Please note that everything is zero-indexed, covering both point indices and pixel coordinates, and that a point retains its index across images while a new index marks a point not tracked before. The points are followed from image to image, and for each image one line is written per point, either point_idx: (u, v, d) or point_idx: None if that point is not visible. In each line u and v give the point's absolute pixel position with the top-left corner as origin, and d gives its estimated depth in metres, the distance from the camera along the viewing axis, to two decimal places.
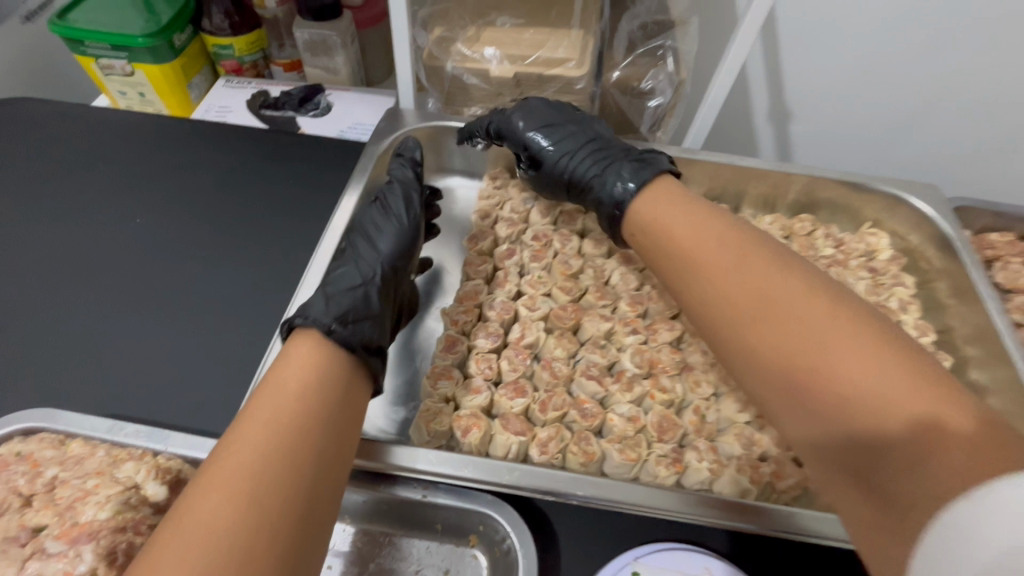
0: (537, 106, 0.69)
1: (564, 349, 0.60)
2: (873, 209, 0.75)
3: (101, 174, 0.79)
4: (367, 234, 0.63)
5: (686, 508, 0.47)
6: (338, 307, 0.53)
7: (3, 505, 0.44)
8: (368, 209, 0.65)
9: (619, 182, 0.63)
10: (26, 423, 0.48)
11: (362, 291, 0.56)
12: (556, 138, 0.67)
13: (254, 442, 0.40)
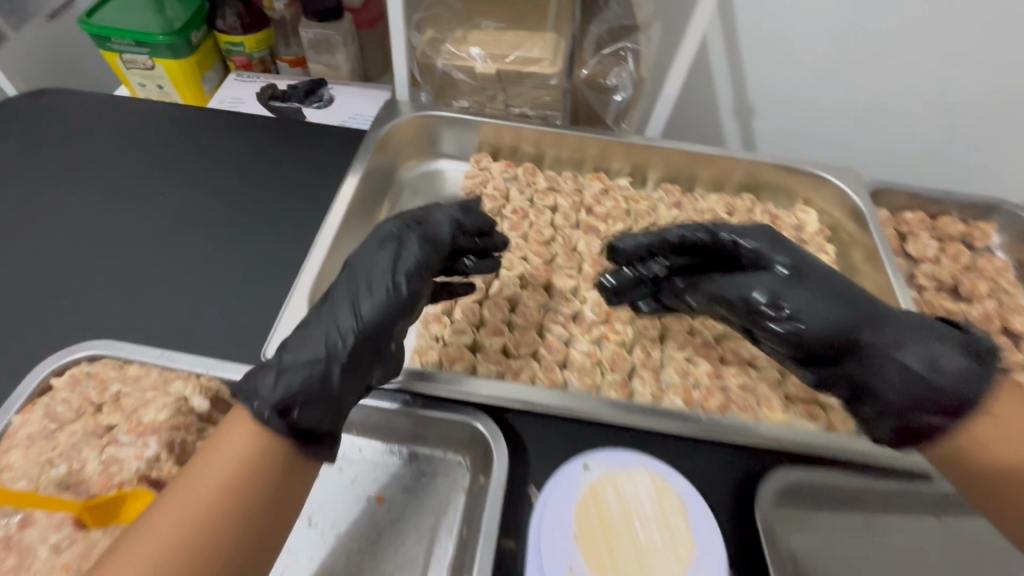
0: (764, 230, 0.60)
1: (536, 301, 0.72)
2: (803, 189, 0.88)
3: (129, 154, 0.88)
4: (347, 287, 0.55)
5: (625, 414, 0.61)
6: (285, 384, 0.48)
7: (79, 409, 0.54)
8: (360, 260, 0.57)
9: (933, 349, 0.50)
10: (92, 351, 0.59)
11: (316, 367, 0.49)
12: (798, 262, 0.57)
13: (163, 538, 0.40)
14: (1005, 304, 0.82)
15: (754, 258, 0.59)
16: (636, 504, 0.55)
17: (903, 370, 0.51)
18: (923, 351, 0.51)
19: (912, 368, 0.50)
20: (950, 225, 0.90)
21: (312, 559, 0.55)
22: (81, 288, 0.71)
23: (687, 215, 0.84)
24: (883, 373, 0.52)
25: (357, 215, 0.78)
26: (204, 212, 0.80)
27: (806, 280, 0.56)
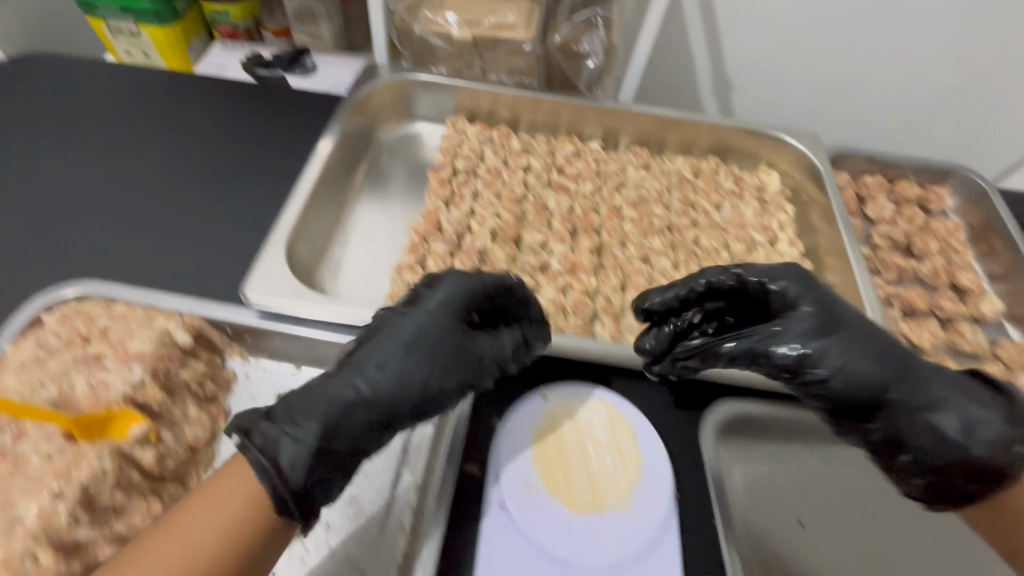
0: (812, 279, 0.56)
1: (505, 253, 0.75)
2: (766, 152, 0.91)
3: (106, 110, 0.89)
4: (379, 344, 0.52)
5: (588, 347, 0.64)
6: (292, 429, 0.46)
7: (68, 340, 0.58)
8: (396, 316, 0.54)
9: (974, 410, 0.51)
10: (80, 289, 0.62)
11: (332, 421, 0.47)
12: (847, 324, 0.54)
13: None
14: (953, 262, 0.87)
15: (782, 301, 0.56)
16: (589, 431, 0.60)
17: (933, 428, 0.51)
18: (961, 407, 0.52)
19: (945, 425, 0.51)
20: (907, 188, 0.94)
21: None
22: (63, 235, 0.73)
23: (654, 176, 0.88)
24: (926, 432, 0.52)
25: (336, 172, 0.81)
26: (182, 171, 0.82)
27: (829, 331, 0.53)
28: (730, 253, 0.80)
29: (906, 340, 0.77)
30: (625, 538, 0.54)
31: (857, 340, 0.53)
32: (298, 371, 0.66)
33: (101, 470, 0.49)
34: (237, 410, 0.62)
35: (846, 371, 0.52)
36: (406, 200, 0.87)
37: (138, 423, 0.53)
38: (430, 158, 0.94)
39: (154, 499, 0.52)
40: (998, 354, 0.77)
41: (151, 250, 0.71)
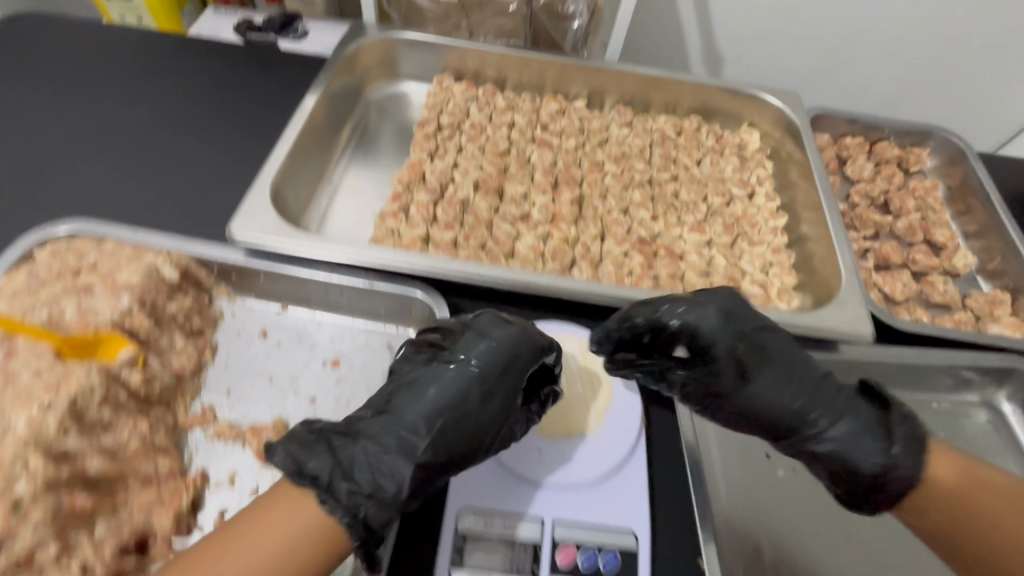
0: (733, 302, 0.57)
1: (487, 202, 0.77)
2: (748, 112, 0.92)
3: (93, 63, 0.90)
4: (438, 387, 0.52)
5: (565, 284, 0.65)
6: (368, 478, 0.47)
7: (58, 273, 0.60)
8: (453, 360, 0.54)
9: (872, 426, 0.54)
10: (71, 227, 0.64)
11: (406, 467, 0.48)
12: (765, 348, 0.55)
13: None
14: (930, 219, 0.88)
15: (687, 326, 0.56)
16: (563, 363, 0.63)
17: (842, 450, 0.54)
18: (864, 426, 0.54)
19: (847, 446, 0.54)
20: (887, 149, 0.95)
21: (275, 407, 0.61)
22: (50, 177, 0.74)
23: (637, 133, 0.89)
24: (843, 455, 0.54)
25: (322, 125, 0.83)
26: (168, 117, 0.82)
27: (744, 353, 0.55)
28: (709, 206, 0.82)
29: (878, 291, 0.79)
30: (598, 457, 0.57)
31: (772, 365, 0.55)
32: (283, 311, 0.68)
33: (89, 385, 0.51)
34: (224, 345, 0.65)
35: (755, 395, 0.55)
36: (390, 156, 0.89)
37: (126, 348, 0.56)
38: (415, 118, 0.96)
39: (141, 418, 0.54)
40: (967, 305, 0.79)
41: (139, 194, 0.73)
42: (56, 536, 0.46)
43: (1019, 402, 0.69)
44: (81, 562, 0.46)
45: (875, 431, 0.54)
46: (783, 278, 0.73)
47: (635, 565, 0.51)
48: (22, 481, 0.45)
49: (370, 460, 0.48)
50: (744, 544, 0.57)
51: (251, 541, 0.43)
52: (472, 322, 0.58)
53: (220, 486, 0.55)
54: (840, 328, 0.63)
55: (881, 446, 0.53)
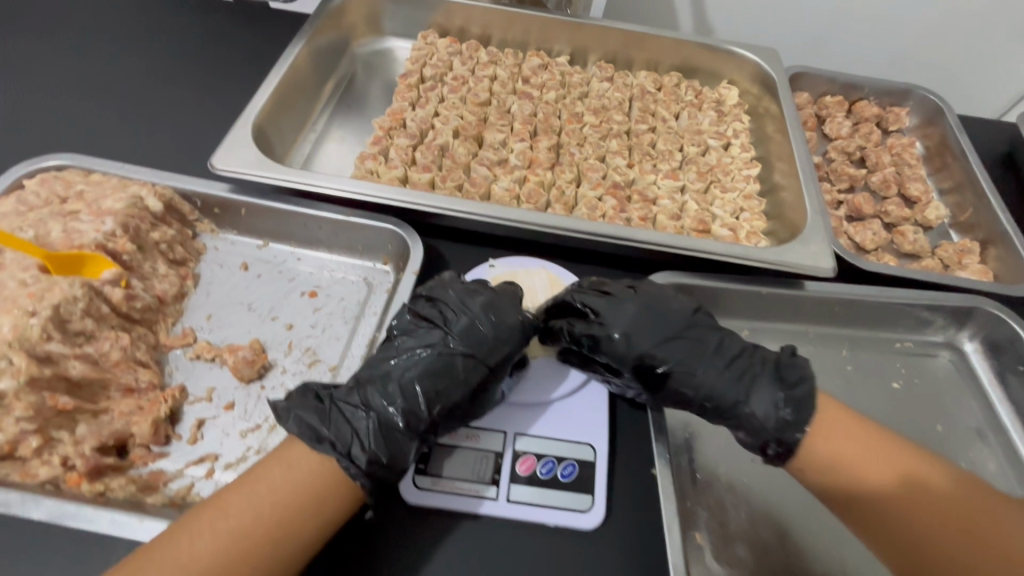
0: (637, 308, 0.57)
1: (466, 148, 0.79)
2: (729, 68, 0.93)
3: (83, 8, 0.90)
4: (434, 362, 0.53)
5: (542, 220, 0.65)
6: (382, 448, 0.48)
7: (47, 200, 0.62)
8: (448, 336, 0.54)
9: (775, 394, 0.53)
10: (60, 160, 0.67)
11: (408, 440, 0.49)
12: (667, 354, 0.55)
13: (256, 506, 0.43)
14: (904, 174, 0.90)
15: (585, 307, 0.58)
16: (531, 295, 0.66)
17: (745, 430, 0.54)
18: (761, 409, 0.53)
19: (748, 426, 0.54)
20: (866, 108, 0.96)
21: (252, 332, 0.63)
22: (39, 115, 0.75)
23: (617, 87, 0.90)
24: (756, 420, 0.53)
25: (306, 72, 0.84)
26: (155, 62, 0.84)
27: (648, 327, 0.56)
28: (684, 156, 0.83)
29: (849, 240, 0.82)
30: (566, 378, 0.60)
31: (675, 338, 0.56)
32: (264, 247, 0.70)
33: (73, 296, 0.53)
34: (206, 275, 0.67)
35: (667, 391, 0.56)
36: (372, 106, 0.91)
37: (110, 268, 0.58)
38: (399, 71, 0.97)
39: (123, 333, 0.57)
40: (937, 254, 0.81)
41: (128, 134, 0.75)
42: (39, 431, 0.49)
43: (981, 340, 0.71)
44: (62, 457, 0.49)
45: (769, 411, 0.53)
46: (752, 222, 0.75)
47: (591, 475, 0.54)
48: (6, 377, 0.48)
49: (381, 429, 0.48)
50: (704, 466, 0.58)
51: (293, 481, 0.45)
52: (472, 296, 0.56)
53: (198, 400, 0.58)
54: (803, 264, 0.64)
55: (777, 426, 0.53)
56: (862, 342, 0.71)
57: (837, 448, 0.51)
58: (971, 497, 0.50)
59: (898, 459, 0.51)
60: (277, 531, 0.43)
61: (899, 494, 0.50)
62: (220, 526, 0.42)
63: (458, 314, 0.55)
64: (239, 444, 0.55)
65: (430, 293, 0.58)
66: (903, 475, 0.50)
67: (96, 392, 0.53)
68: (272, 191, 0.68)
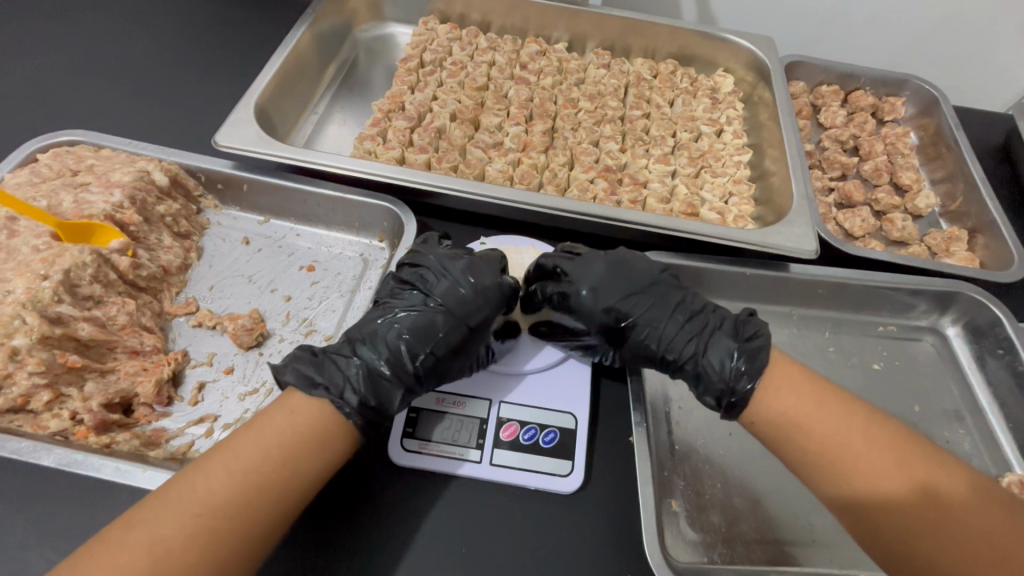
0: (605, 267, 0.61)
1: (462, 131, 0.81)
2: (725, 56, 0.94)
3: None
4: (419, 319, 0.56)
5: (535, 200, 0.67)
6: (371, 392, 0.51)
7: (59, 172, 0.65)
8: (431, 298, 0.57)
9: (727, 345, 0.56)
10: (72, 136, 0.70)
11: (396, 388, 0.52)
12: (630, 309, 0.59)
13: (265, 445, 0.46)
14: (897, 163, 0.90)
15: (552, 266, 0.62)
16: (519, 270, 0.68)
17: (700, 380, 0.57)
18: (717, 359, 0.56)
19: (704, 376, 0.56)
20: (861, 98, 0.97)
21: (251, 302, 0.66)
22: (52, 93, 0.78)
23: (613, 73, 0.91)
24: (711, 369, 0.56)
25: (308, 55, 0.86)
26: (164, 44, 0.86)
27: (614, 284, 0.60)
28: (677, 142, 0.85)
29: (838, 226, 0.84)
30: (550, 351, 0.62)
31: (640, 295, 0.60)
32: (265, 223, 0.73)
33: (82, 261, 0.56)
34: (209, 248, 0.70)
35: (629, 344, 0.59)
36: (372, 89, 0.93)
37: (118, 238, 0.61)
38: (399, 55, 0.99)
39: (130, 299, 0.60)
40: (925, 241, 0.82)
41: (136, 112, 0.78)
42: (49, 386, 0.52)
43: (963, 325, 0.72)
44: (71, 412, 0.52)
45: (724, 360, 0.56)
46: (741, 207, 0.77)
47: (572, 442, 0.56)
48: (20, 335, 0.51)
49: (370, 376, 0.52)
50: (681, 438, 0.60)
51: (298, 424, 0.47)
52: (454, 260, 0.59)
53: (199, 364, 0.61)
54: (785, 245, 0.66)
55: (729, 373, 0.55)
56: (844, 324, 0.73)
57: (827, 438, 0.51)
58: (967, 502, 0.48)
59: (914, 466, 0.49)
60: (286, 468, 0.45)
61: (919, 504, 0.48)
62: (233, 465, 0.44)
63: (440, 278, 0.58)
64: (237, 406, 0.58)
65: (410, 258, 0.61)
66: (919, 483, 0.48)
67: (103, 352, 0.57)
68: (273, 168, 0.71)
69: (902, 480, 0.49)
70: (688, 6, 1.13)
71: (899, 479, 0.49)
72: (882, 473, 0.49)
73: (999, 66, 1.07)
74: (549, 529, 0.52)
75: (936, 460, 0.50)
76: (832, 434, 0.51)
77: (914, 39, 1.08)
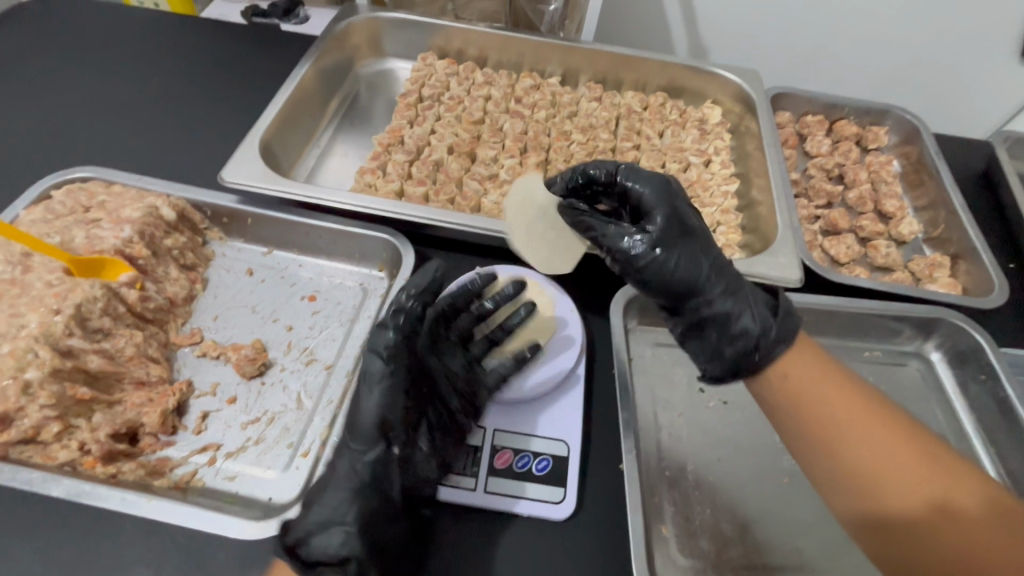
0: (662, 185, 0.59)
1: (459, 163, 0.84)
2: (712, 88, 0.97)
3: (106, 29, 0.97)
4: (363, 414, 0.54)
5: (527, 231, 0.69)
6: (384, 509, 0.52)
7: (72, 209, 0.68)
8: (372, 393, 0.54)
9: (760, 308, 0.57)
10: (85, 173, 0.73)
11: (357, 503, 0.51)
12: (681, 240, 0.57)
13: None
14: (880, 191, 0.93)
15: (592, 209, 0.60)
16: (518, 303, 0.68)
17: (732, 331, 0.56)
18: (756, 311, 0.56)
19: (744, 330, 0.55)
20: (846, 127, 1.01)
21: (254, 332, 0.68)
22: (66, 130, 0.82)
23: (605, 106, 0.95)
24: (754, 322, 0.55)
25: (312, 91, 0.90)
26: (174, 82, 0.90)
27: (671, 212, 0.57)
28: (666, 172, 0.88)
29: (824, 253, 0.86)
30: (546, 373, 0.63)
31: (695, 230, 0.58)
32: (268, 254, 0.76)
33: (93, 296, 0.59)
34: (214, 279, 0.72)
35: (663, 277, 0.56)
36: (373, 122, 0.97)
37: (126, 272, 0.64)
38: (398, 89, 1.03)
39: (137, 331, 0.62)
40: (909, 267, 0.84)
41: (145, 148, 0.81)
42: (59, 418, 0.54)
43: (946, 351, 0.74)
44: (79, 442, 0.54)
45: (762, 314, 0.56)
46: (728, 236, 0.79)
47: (564, 468, 0.58)
48: (32, 368, 0.53)
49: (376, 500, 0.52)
50: (671, 462, 0.62)
51: None
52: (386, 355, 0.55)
53: (203, 394, 0.63)
54: (770, 274, 0.68)
55: (767, 326, 0.56)
56: (831, 349, 0.74)
57: (834, 422, 0.53)
58: (971, 514, 0.49)
59: (931, 478, 0.50)
60: None
61: (925, 511, 0.50)
62: None
63: (385, 379, 0.55)
64: (239, 435, 0.60)
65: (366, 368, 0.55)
66: (929, 492, 0.50)
67: (111, 383, 0.59)
68: (277, 202, 0.74)
69: (908, 477, 0.51)
70: (683, 40, 1.16)
71: (904, 474, 0.51)
72: (888, 465, 0.51)
73: (979, 95, 1.11)
74: (541, 554, 0.54)
75: (955, 473, 0.51)
76: (841, 420, 0.53)
77: (897, 68, 1.11)
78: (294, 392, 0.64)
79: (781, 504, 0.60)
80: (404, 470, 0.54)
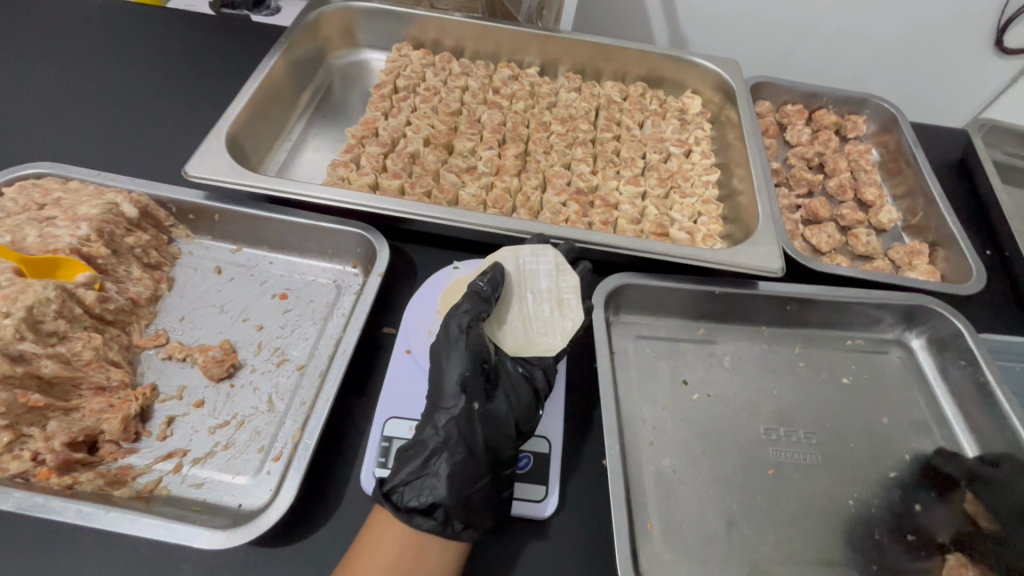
0: None
1: (435, 156, 0.82)
2: (692, 78, 0.96)
3: (63, 19, 0.93)
4: (446, 375, 0.55)
5: (505, 224, 0.68)
6: (470, 471, 0.51)
7: (25, 206, 0.64)
8: (449, 358, 0.55)
9: None
10: (39, 168, 0.69)
11: (447, 456, 0.51)
12: None
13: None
14: (860, 179, 0.93)
15: None
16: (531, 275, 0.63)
17: None
18: None
19: None
20: (825, 117, 1.01)
21: (223, 332, 0.66)
22: (20, 123, 0.78)
23: (584, 97, 0.93)
24: None
25: (282, 82, 0.87)
26: (135, 74, 0.87)
27: None
28: (647, 162, 0.87)
29: (805, 242, 0.86)
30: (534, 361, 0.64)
31: None
32: (238, 251, 0.73)
33: (46, 297, 0.56)
34: (181, 278, 0.69)
35: None
36: (347, 115, 0.94)
37: (84, 272, 0.61)
38: (373, 80, 1.00)
39: (96, 334, 0.59)
40: (889, 256, 0.84)
41: (104, 142, 0.78)
42: (9, 427, 0.51)
43: (927, 338, 0.73)
44: (32, 452, 0.51)
45: None
46: (709, 226, 0.79)
47: (546, 465, 0.56)
48: None
49: (460, 462, 0.51)
50: (654, 455, 0.61)
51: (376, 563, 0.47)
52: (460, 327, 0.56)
53: (169, 398, 0.60)
54: (751, 263, 0.67)
55: None
56: (814, 339, 0.74)
57: None
58: None
59: None
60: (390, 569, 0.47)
61: None
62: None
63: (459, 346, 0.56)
64: (207, 440, 0.57)
65: (444, 337, 0.57)
66: None
67: (67, 390, 0.56)
68: (246, 198, 0.71)
69: None
70: (662, 30, 1.14)
71: None
72: None
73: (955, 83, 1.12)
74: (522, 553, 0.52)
75: None
76: None
77: (875, 57, 1.11)
78: (265, 394, 0.61)
79: (766, 496, 0.59)
80: (486, 426, 0.53)
